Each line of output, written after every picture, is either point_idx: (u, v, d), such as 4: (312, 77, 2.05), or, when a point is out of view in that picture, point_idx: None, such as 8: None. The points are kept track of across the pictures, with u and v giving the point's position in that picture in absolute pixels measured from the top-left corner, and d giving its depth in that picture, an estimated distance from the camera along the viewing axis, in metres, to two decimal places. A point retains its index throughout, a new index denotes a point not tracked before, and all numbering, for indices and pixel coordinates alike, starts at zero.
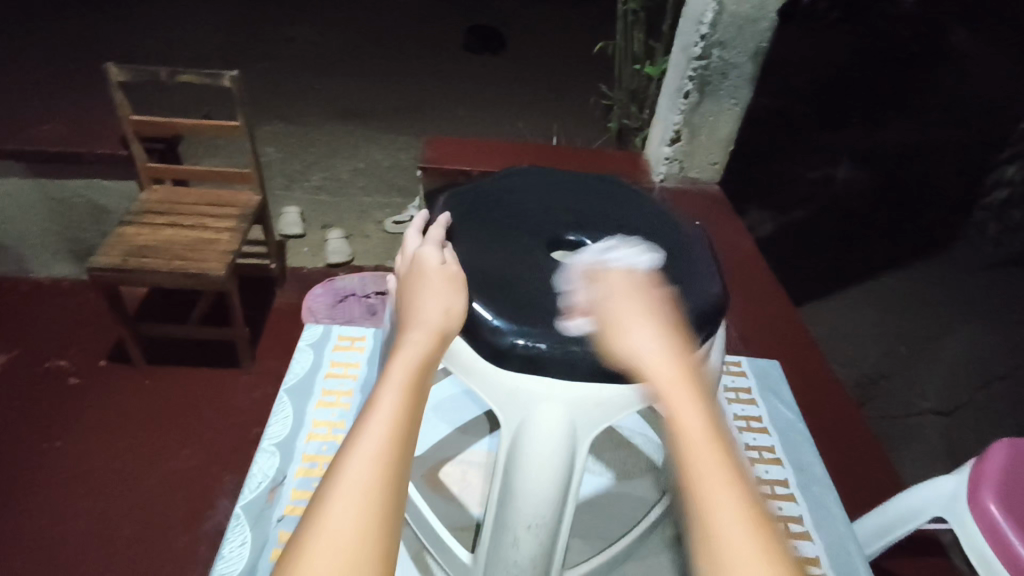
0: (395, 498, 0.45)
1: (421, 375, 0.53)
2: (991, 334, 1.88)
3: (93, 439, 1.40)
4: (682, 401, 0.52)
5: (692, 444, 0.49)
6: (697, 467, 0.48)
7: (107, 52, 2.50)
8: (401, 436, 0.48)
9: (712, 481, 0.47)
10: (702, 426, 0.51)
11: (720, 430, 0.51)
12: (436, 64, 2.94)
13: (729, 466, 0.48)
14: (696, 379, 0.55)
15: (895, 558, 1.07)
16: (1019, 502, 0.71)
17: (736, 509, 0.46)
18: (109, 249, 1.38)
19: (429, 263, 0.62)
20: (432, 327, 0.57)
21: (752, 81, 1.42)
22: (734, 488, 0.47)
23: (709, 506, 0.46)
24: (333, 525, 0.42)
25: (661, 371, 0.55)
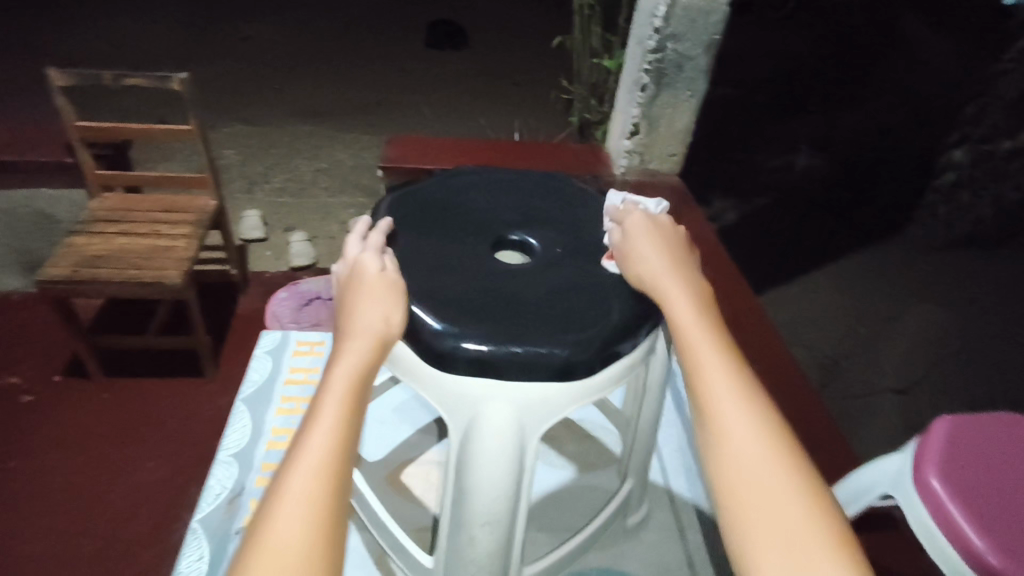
0: (338, 512, 0.46)
1: (361, 385, 0.53)
2: (942, 311, 1.95)
3: (49, 457, 1.36)
4: (710, 356, 0.57)
5: (721, 399, 0.55)
6: (715, 394, 0.55)
7: (55, 56, 2.42)
8: (343, 449, 0.49)
9: (742, 430, 0.53)
10: (727, 377, 0.56)
11: (745, 375, 0.57)
12: (399, 60, 2.91)
13: (736, 378, 0.56)
14: (716, 329, 0.60)
15: (852, 534, 1.10)
16: (961, 476, 0.74)
17: (766, 448, 0.52)
18: (58, 261, 1.34)
19: (370, 270, 0.61)
20: (372, 334, 0.57)
21: (707, 73, 1.44)
22: (750, 410, 0.54)
23: (735, 443, 0.53)
24: (277, 546, 0.43)
25: (691, 326, 0.59)
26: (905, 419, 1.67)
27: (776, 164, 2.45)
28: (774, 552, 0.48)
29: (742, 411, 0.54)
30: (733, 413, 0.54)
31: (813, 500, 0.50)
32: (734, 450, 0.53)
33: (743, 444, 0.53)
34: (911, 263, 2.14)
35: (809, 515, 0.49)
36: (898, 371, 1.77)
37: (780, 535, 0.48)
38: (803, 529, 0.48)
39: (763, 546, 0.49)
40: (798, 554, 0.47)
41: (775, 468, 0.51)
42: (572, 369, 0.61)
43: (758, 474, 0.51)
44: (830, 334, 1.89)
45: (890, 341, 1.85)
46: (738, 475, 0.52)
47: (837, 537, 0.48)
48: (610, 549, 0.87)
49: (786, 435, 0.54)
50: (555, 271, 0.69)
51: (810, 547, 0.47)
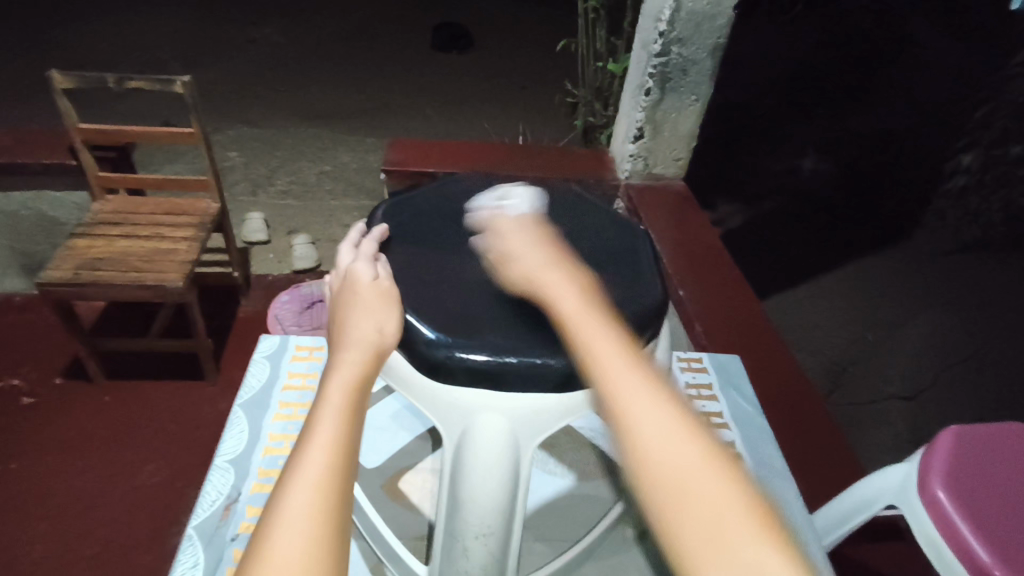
0: (341, 523, 0.45)
1: (357, 397, 0.53)
2: (948, 318, 1.93)
3: (49, 459, 1.36)
4: (608, 351, 0.54)
5: (627, 391, 0.51)
6: (618, 396, 0.51)
7: (62, 59, 2.44)
8: (342, 461, 0.48)
9: (652, 418, 0.50)
10: (628, 368, 0.53)
11: (646, 366, 0.54)
12: (404, 63, 2.91)
13: (641, 375, 0.53)
14: (610, 323, 0.57)
15: (857, 544, 1.08)
16: (967, 486, 0.72)
17: (678, 431, 0.49)
18: (59, 264, 1.33)
19: (362, 279, 0.60)
20: (367, 346, 0.57)
21: (712, 76, 1.43)
22: (661, 405, 0.51)
23: (647, 443, 0.48)
24: (278, 562, 0.41)
25: (585, 329, 0.56)
26: (911, 426, 1.65)
27: (781, 167, 2.45)
28: (700, 539, 0.43)
29: (649, 399, 0.51)
30: (640, 402, 0.51)
31: (731, 477, 0.47)
32: (646, 451, 0.48)
33: (656, 444, 0.48)
34: (918, 268, 2.12)
35: (730, 491, 0.45)
36: (905, 379, 1.75)
37: (703, 518, 0.44)
38: (726, 507, 0.44)
39: (689, 534, 0.44)
40: (724, 536, 0.43)
41: (689, 452, 0.48)
42: (571, 380, 0.60)
43: (673, 458, 0.47)
44: (836, 340, 1.87)
45: (896, 348, 1.83)
46: (653, 465, 0.47)
47: (759, 511, 0.45)
48: (609, 559, 0.85)
49: (694, 418, 0.51)
50: None
51: (735, 524, 0.44)
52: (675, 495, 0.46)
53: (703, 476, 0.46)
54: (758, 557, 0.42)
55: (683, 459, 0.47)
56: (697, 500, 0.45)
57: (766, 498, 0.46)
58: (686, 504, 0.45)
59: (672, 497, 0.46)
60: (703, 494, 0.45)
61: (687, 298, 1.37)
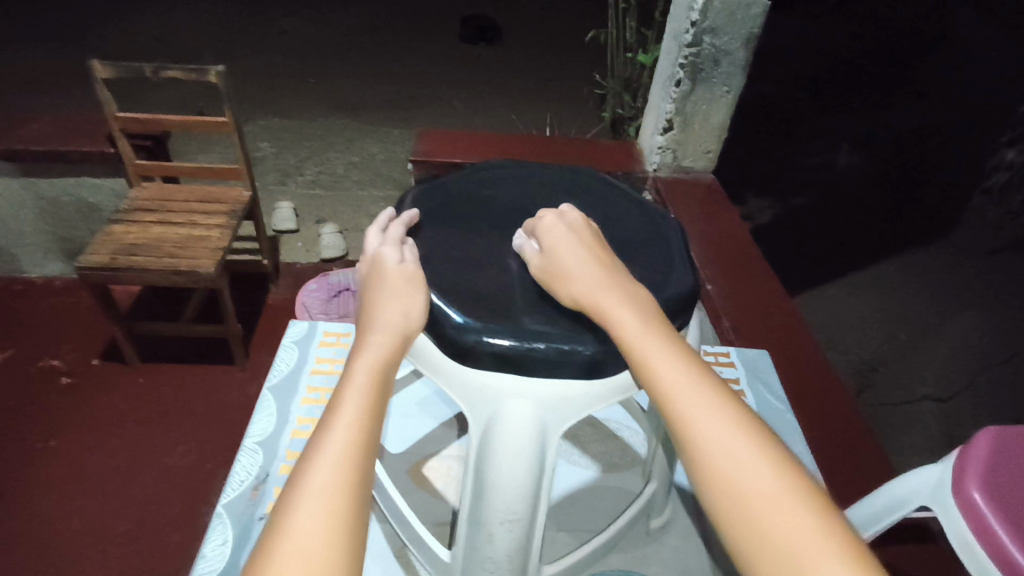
0: (362, 497, 0.46)
1: (383, 375, 0.54)
2: (985, 320, 1.87)
3: (87, 437, 1.40)
4: (675, 373, 0.54)
5: (695, 412, 0.52)
6: (683, 409, 0.52)
7: (100, 51, 2.49)
8: (366, 438, 0.49)
9: (723, 439, 0.50)
10: (695, 386, 0.53)
11: (719, 388, 0.54)
12: (431, 55, 2.92)
13: (701, 386, 0.53)
14: (677, 342, 0.57)
15: (885, 546, 1.06)
16: (1005, 487, 0.70)
17: (749, 449, 0.50)
18: (97, 249, 1.37)
19: (389, 263, 0.61)
20: (394, 329, 0.57)
21: (744, 67, 1.41)
22: (727, 417, 0.52)
23: (716, 460, 0.50)
24: (300, 533, 0.42)
25: (641, 338, 0.56)
26: (944, 428, 1.60)
27: (813, 162, 2.39)
28: (782, 570, 0.45)
29: (724, 426, 0.51)
30: (716, 430, 0.51)
31: (811, 504, 0.47)
32: (716, 467, 0.49)
33: (726, 459, 0.49)
34: (955, 267, 2.05)
35: (813, 520, 0.46)
36: (939, 381, 1.70)
37: (784, 550, 0.45)
38: (800, 530, 0.46)
39: (768, 565, 0.45)
40: (808, 567, 0.44)
41: (770, 482, 0.48)
42: (595, 367, 0.60)
43: (751, 487, 0.48)
44: (868, 339, 1.82)
45: (930, 350, 1.78)
46: (732, 496, 0.48)
47: (841, 537, 0.45)
48: (631, 552, 0.85)
49: (772, 439, 0.51)
50: None
51: (817, 551, 0.45)
52: (749, 514, 0.47)
53: (777, 490, 0.48)
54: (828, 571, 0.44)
55: (754, 473, 0.49)
56: (778, 527, 0.46)
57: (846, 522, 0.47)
58: (762, 527, 0.47)
59: (748, 520, 0.47)
60: (778, 520, 0.46)
61: (714, 293, 1.34)
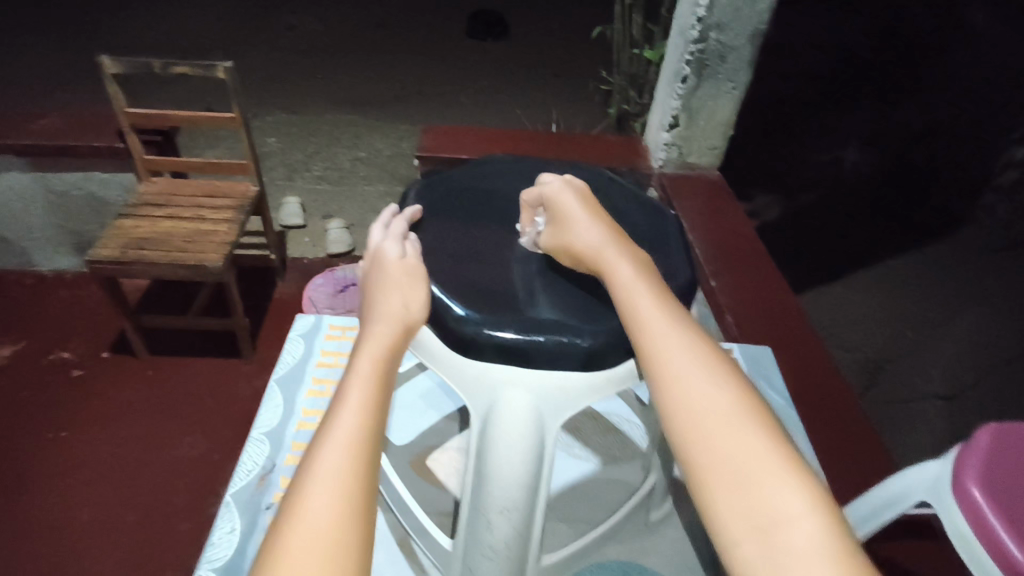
0: (369, 484, 0.47)
1: (386, 363, 0.55)
2: (991, 317, 1.86)
3: (98, 428, 1.43)
4: (658, 317, 0.57)
5: (672, 353, 0.55)
6: (661, 349, 0.55)
7: (109, 47, 2.51)
8: (371, 426, 0.50)
9: (696, 377, 0.53)
10: (675, 331, 0.56)
11: (696, 331, 0.57)
12: (439, 51, 2.92)
13: (682, 331, 0.56)
14: (662, 288, 0.60)
15: (887, 541, 1.07)
16: (1004, 483, 0.70)
17: (719, 389, 0.52)
18: (107, 242, 1.39)
19: (390, 256, 0.62)
20: (396, 318, 0.59)
21: (750, 63, 1.41)
22: (703, 360, 0.54)
23: (685, 393, 0.52)
24: (309, 516, 0.43)
25: (631, 287, 0.59)
26: (950, 426, 1.60)
27: (821, 158, 2.38)
28: (729, 485, 0.47)
29: (694, 359, 0.54)
30: (690, 369, 0.53)
31: (772, 442, 0.49)
32: (684, 400, 0.52)
33: (694, 393, 0.52)
34: (962, 265, 2.05)
35: (768, 450, 0.48)
36: (944, 379, 1.70)
37: (738, 474, 0.48)
38: (757, 460, 0.48)
39: (716, 479, 0.48)
40: (759, 486, 0.46)
41: (731, 411, 0.51)
42: (593, 359, 0.61)
43: (712, 414, 0.51)
44: (873, 337, 1.82)
45: (935, 348, 1.78)
46: (698, 423, 0.51)
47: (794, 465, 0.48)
48: (630, 543, 0.86)
49: (743, 384, 0.53)
50: None
51: (765, 472, 0.47)
52: (711, 443, 0.50)
53: (738, 423, 0.50)
54: (778, 499, 0.45)
55: (721, 408, 0.51)
56: (735, 454, 0.48)
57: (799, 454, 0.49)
58: (720, 455, 0.49)
59: (707, 449, 0.49)
60: (735, 449, 0.49)
61: (718, 289, 1.35)
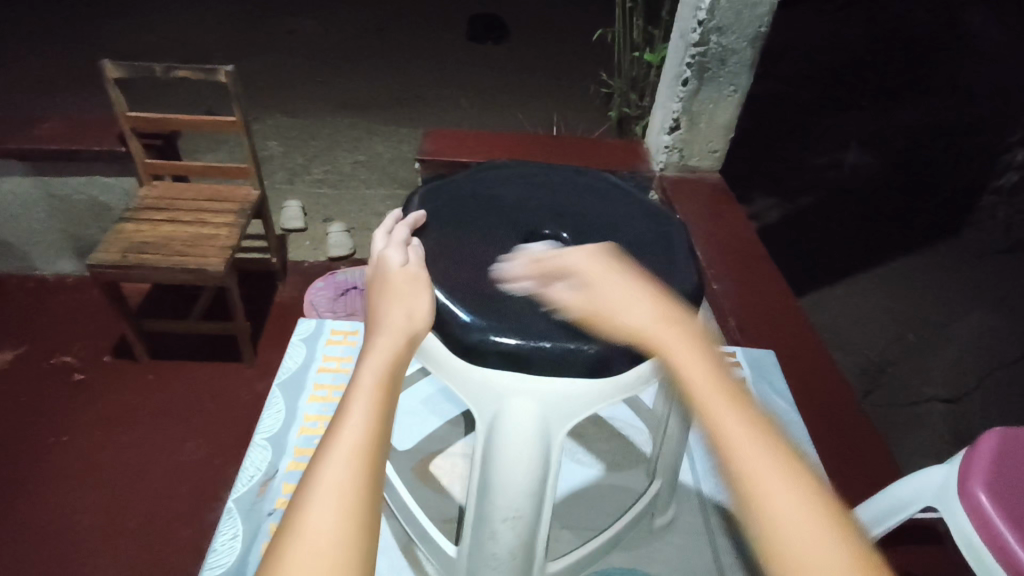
0: (372, 496, 0.47)
1: (391, 374, 0.55)
2: (993, 320, 1.86)
3: (98, 432, 1.42)
4: (704, 376, 0.56)
5: (723, 412, 0.54)
6: (712, 409, 0.54)
7: (110, 51, 2.51)
8: (375, 437, 0.50)
9: (747, 440, 0.52)
10: (721, 391, 0.55)
11: (741, 392, 0.56)
12: (438, 54, 2.93)
13: (729, 392, 0.55)
14: (705, 345, 0.59)
15: (891, 546, 1.06)
16: (1012, 489, 0.70)
17: (773, 455, 0.51)
18: (109, 246, 1.39)
19: (392, 265, 0.62)
20: (400, 330, 0.58)
21: (751, 66, 1.40)
22: (754, 421, 0.53)
23: (741, 455, 0.51)
24: (314, 530, 0.43)
25: (675, 348, 0.58)
26: (953, 429, 1.59)
27: (821, 161, 2.39)
28: (790, 560, 0.46)
29: (745, 421, 0.53)
30: (742, 431, 0.52)
31: (826, 517, 0.48)
32: (741, 462, 0.51)
33: (750, 455, 0.51)
34: (963, 268, 2.04)
35: (820, 523, 0.47)
36: (947, 382, 1.70)
37: (796, 549, 0.46)
38: (814, 536, 0.47)
39: (775, 551, 0.47)
40: (814, 562, 0.45)
41: (788, 488, 0.49)
42: (598, 366, 0.60)
43: (767, 484, 0.49)
44: (876, 340, 1.82)
45: (937, 351, 1.78)
46: (754, 490, 0.50)
47: (845, 544, 0.47)
48: (634, 549, 0.85)
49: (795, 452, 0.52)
50: None
51: (821, 552, 0.46)
52: (770, 509, 0.48)
53: (794, 495, 0.49)
54: None
55: (775, 475, 0.50)
56: (791, 526, 0.47)
57: (855, 530, 0.48)
58: (780, 524, 0.48)
59: (766, 516, 0.48)
60: (793, 523, 0.47)
61: (720, 293, 1.35)
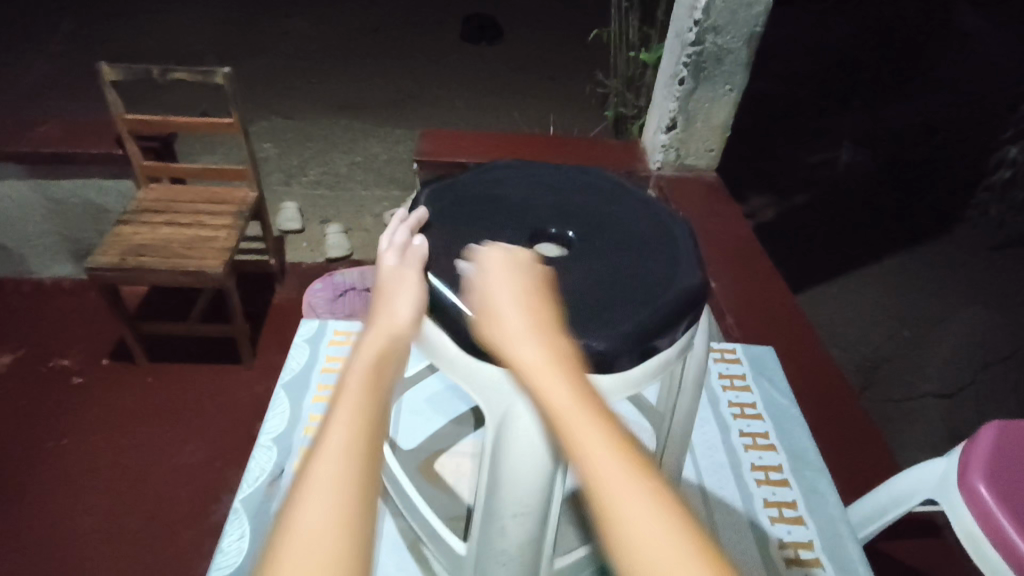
0: (367, 496, 0.46)
1: (377, 372, 0.54)
2: (986, 316, 1.88)
3: (97, 436, 1.42)
4: (562, 393, 0.50)
5: (579, 428, 0.47)
6: (567, 428, 0.48)
7: (103, 53, 2.50)
8: (365, 437, 0.49)
9: (601, 457, 0.45)
10: (579, 405, 0.49)
11: (599, 404, 0.50)
12: (433, 55, 2.93)
13: (587, 404, 0.49)
14: (569, 361, 0.53)
15: (890, 540, 1.07)
16: (1010, 480, 0.71)
17: (626, 472, 0.44)
18: (107, 249, 1.38)
19: (385, 267, 0.64)
20: (382, 332, 0.58)
21: (747, 66, 1.41)
22: (612, 436, 0.47)
23: (594, 477, 0.44)
24: (308, 532, 0.42)
25: (540, 369, 0.52)
26: (949, 424, 1.61)
27: (814, 160, 2.40)
28: None
29: (599, 435, 0.47)
30: (596, 447, 0.46)
31: (686, 539, 0.41)
32: (596, 484, 0.44)
33: (603, 475, 0.44)
34: (957, 264, 2.07)
35: (683, 545, 0.40)
36: (941, 377, 1.72)
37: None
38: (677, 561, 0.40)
39: None
40: None
41: (645, 505, 0.42)
42: (607, 361, 0.60)
43: (625, 508, 0.42)
44: (871, 336, 1.84)
45: (932, 346, 1.79)
46: (610, 516, 0.43)
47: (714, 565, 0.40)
48: None
49: (650, 465, 0.46)
50: (589, 262, 0.67)
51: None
52: (627, 539, 0.41)
53: (652, 516, 0.42)
54: None
55: (628, 495, 0.43)
56: (654, 555, 0.40)
57: (718, 548, 0.41)
58: (644, 555, 0.40)
59: (629, 547, 0.41)
60: (654, 549, 0.40)
61: (718, 290, 1.35)
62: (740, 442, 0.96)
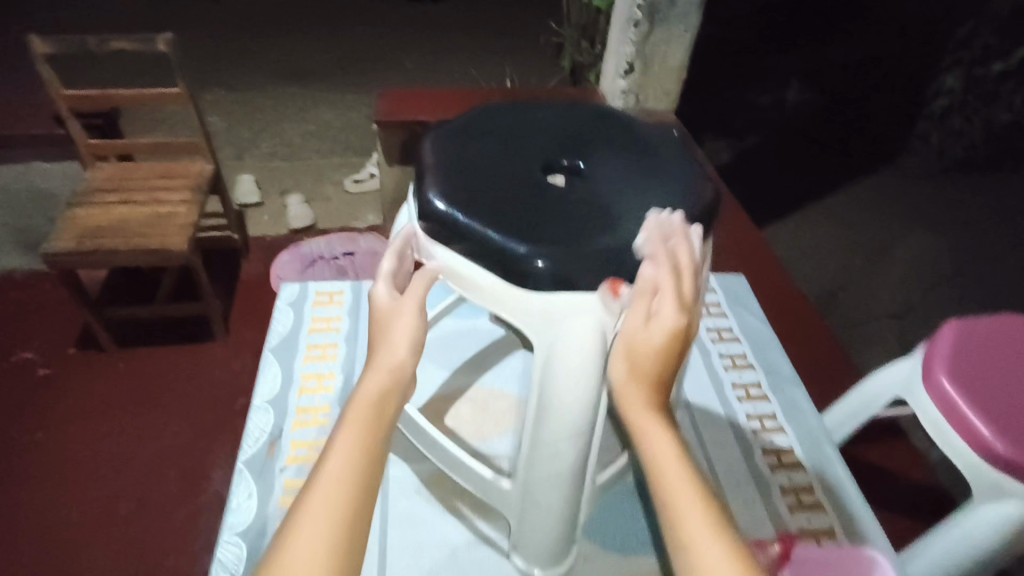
0: (352, 551, 0.42)
1: (375, 422, 0.49)
2: (932, 238, 1.98)
3: (74, 426, 1.39)
4: (671, 468, 0.49)
5: (683, 515, 0.46)
6: (676, 518, 0.46)
7: (25, 29, 2.34)
8: (357, 483, 0.44)
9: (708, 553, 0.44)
10: (689, 489, 0.47)
11: (709, 486, 0.48)
12: (378, 15, 2.84)
13: (696, 490, 0.47)
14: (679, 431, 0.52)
15: (859, 445, 1.15)
16: (970, 373, 0.77)
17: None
18: (61, 234, 1.33)
19: (379, 294, 0.58)
20: (384, 368, 0.52)
21: (700, 5, 1.43)
22: (717, 529, 0.45)
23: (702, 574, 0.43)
24: None
25: (649, 435, 0.51)
26: (904, 341, 1.71)
27: (764, 100, 2.45)
28: None
29: (706, 528, 0.45)
30: (703, 546, 0.44)
31: None
32: None
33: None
34: (903, 191, 2.16)
35: None
36: (893, 299, 1.81)
37: None
38: None
39: None
40: None
41: None
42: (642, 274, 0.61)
43: None
44: (828, 265, 1.92)
45: (883, 271, 1.89)
46: None
47: None
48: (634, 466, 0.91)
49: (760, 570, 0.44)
50: (610, 187, 0.66)
51: None
52: None
53: None
54: None
55: None
56: None
57: None
58: None
59: None
60: None
61: None
62: (720, 364, 1.01)
